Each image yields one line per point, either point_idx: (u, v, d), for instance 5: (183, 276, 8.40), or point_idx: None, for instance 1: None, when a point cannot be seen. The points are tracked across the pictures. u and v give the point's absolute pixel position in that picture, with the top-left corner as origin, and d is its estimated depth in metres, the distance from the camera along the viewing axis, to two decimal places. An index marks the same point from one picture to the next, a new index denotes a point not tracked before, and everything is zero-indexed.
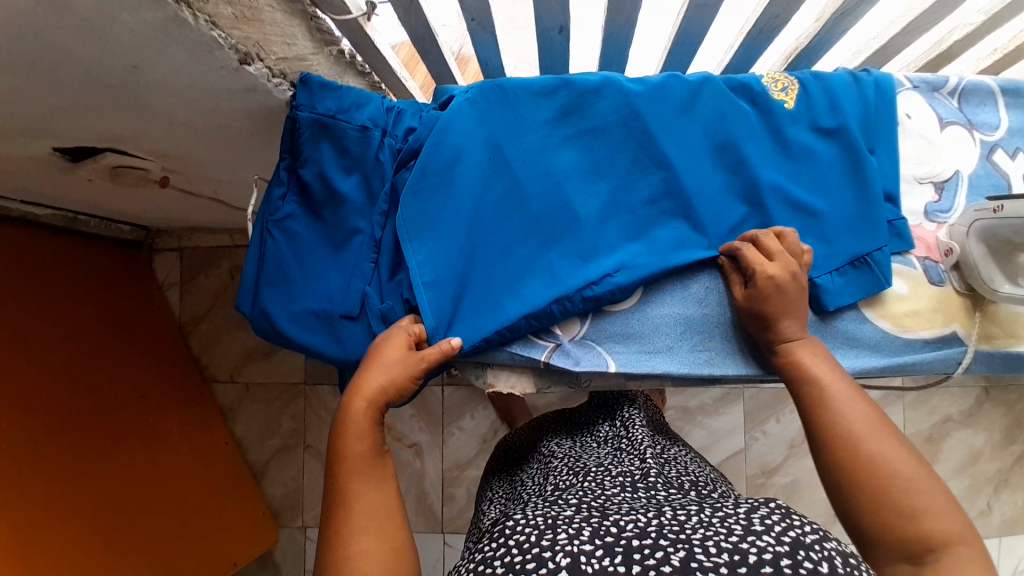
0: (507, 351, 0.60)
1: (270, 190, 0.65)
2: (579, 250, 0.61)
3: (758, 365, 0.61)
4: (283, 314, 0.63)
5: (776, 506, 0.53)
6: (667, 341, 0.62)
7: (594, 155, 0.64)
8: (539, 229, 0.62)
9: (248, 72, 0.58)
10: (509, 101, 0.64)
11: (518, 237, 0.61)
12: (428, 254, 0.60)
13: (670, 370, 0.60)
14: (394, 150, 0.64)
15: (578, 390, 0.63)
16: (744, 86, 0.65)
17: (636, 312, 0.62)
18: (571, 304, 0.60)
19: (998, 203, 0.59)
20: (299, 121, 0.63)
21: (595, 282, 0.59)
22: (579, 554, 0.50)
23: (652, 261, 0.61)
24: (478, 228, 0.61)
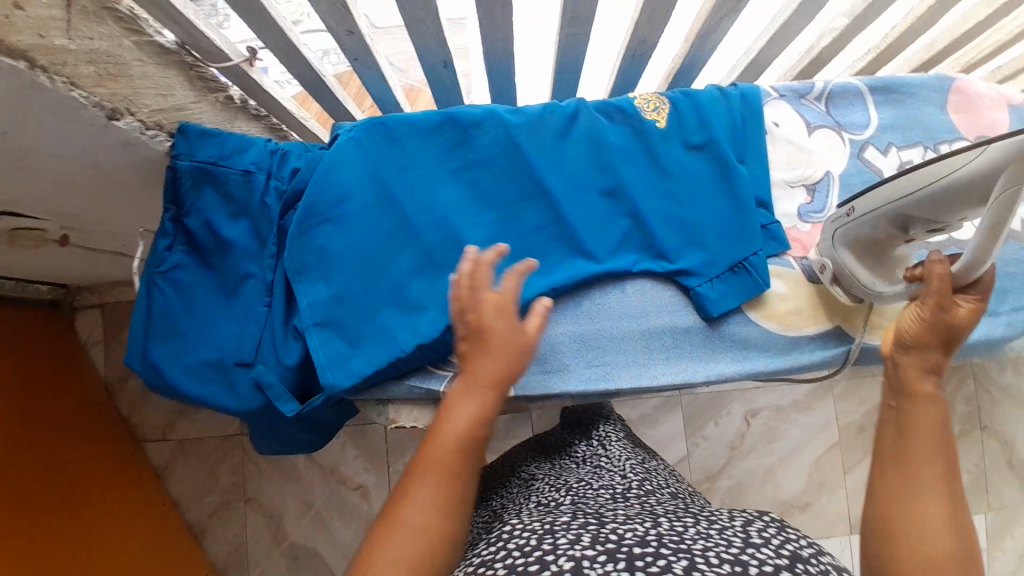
0: (400, 384, 0.62)
1: (155, 242, 0.64)
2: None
3: (653, 376, 0.63)
4: (174, 366, 0.62)
5: (770, 519, 0.57)
6: (565, 359, 0.62)
7: (478, 184, 0.65)
8: (428, 261, 0.63)
9: (119, 127, 0.58)
10: (392, 137, 0.65)
11: (407, 270, 0.63)
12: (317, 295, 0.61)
13: (568, 389, 0.61)
14: (281, 193, 0.64)
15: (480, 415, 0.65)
16: (621, 106, 0.67)
17: None
18: None
19: (848, 206, 0.61)
20: (180, 170, 0.62)
21: None
22: (582, 558, 0.50)
23: (540, 282, 0.62)
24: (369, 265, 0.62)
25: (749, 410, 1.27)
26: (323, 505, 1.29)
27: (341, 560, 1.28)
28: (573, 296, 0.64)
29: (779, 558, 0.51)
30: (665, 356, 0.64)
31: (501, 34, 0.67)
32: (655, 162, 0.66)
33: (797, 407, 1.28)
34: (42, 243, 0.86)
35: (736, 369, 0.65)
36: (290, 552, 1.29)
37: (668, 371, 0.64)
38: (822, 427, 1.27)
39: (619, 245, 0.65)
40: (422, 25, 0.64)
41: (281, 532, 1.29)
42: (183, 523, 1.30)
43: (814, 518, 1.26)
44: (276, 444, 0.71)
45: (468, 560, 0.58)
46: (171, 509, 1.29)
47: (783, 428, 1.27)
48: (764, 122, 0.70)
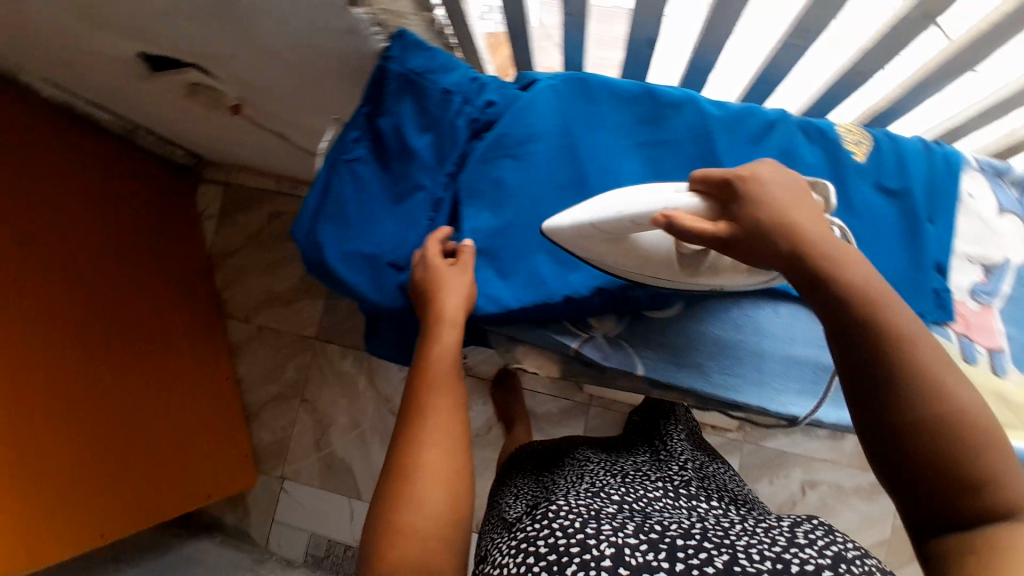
0: (535, 332, 0.62)
1: (346, 131, 0.68)
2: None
3: (784, 402, 0.63)
4: (332, 249, 0.64)
5: (819, 522, 0.57)
6: (698, 359, 0.63)
7: (660, 163, 0.66)
8: None
9: (353, 14, 0.60)
10: (591, 97, 0.66)
11: None
12: (484, 222, 0.62)
13: (696, 387, 0.62)
14: (472, 119, 0.65)
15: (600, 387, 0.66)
16: (820, 129, 0.66)
17: (675, 323, 0.64)
18: (611, 299, 0.62)
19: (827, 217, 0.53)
20: (388, 73, 0.66)
21: (641, 285, 0.62)
22: (624, 545, 0.53)
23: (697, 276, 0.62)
24: (541, 210, 0.63)
25: (808, 480, 1.24)
26: (369, 428, 1.33)
27: (370, 484, 1.31)
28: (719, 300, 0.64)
29: (823, 557, 0.51)
30: (800, 387, 0.63)
31: (725, 25, 0.66)
32: (839, 193, 0.66)
33: (858, 493, 1.23)
34: (217, 104, 0.91)
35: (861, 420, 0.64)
36: (325, 460, 1.33)
37: (800, 402, 0.63)
38: (879, 522, 1.22)
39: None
40: None
41: (323, 439, 1.34)
42: (240, 402, 1.36)
43: None
44: (391, 350, 0.74)
45: (515, 533, 0.59)
46: (233, 385, 1.36)
47: (838, 509, 1.23)
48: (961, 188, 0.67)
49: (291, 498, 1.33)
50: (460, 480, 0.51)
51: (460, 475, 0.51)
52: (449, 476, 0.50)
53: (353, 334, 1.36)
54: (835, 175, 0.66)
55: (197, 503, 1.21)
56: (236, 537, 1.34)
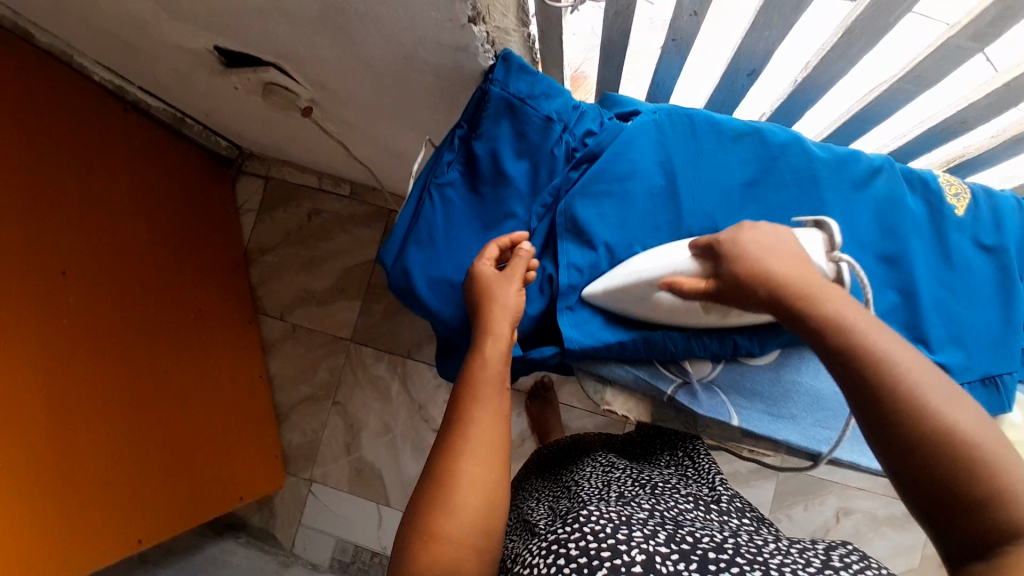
0: (629, 373, 0.62)
1: (440, 152, 0.66)
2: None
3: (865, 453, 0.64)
4: (420, 274, 0.63)
5: (854, 549, 0.54)
6: (793, 410, 0.62)
7: (763, 204, 0.64)
8: None
9: (469, 32, 0.58)
10: (695, 132, 0.64)
11: None
12: (580, 259, 0.61)
13: (791, 440, 0.62)
14: (569, 148, 0.65)
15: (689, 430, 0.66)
16: (920, 180, 0.65)
17: (769, 370, 0.63)
18: (713, 346, 0.61)
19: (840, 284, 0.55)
20: (488, 95, 0.63)
21: (746, 334, 0.61)
22: (655, 554, 0.51)
23: None
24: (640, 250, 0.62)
25: (842, 507, 1.24)
26: (401, 434, 1.31)
27: (400, 492, 1.30)
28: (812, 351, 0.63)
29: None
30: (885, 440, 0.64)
31: (839, 66, 0.64)
32: (940, 246, 0.64)
33: (892, 522, 1.24)
34: (289, 106, 0.88)
35: None
36: (355, 464, 1.31)
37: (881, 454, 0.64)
38: (909, 552, 1.23)
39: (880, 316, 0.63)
40: (768, 29, 0.62)
41: (354, 443, 1.32)
42: (271, 402, 1.34)
43: None
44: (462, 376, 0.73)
45: (545, 535, 0.57)
46: (265, 385, 1.33)
47: (870, 537, 1.24)
48: None
49: (318, 502, 1.31)
50: (500, 486, 0.49)
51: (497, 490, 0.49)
52: (490, 474, 0.49)
53: (387, 338, 1.34)
54: (934, 226, 0.65)
55: (231, 506, 1.19)
56: (261, 538, 1.32)
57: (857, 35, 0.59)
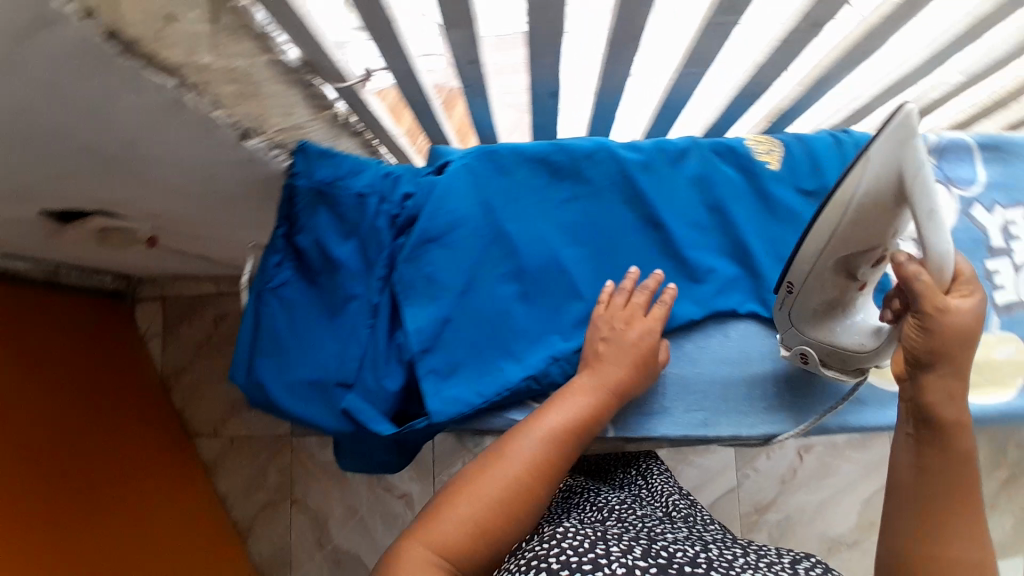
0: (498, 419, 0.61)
1: (265, 256, 0.64)
2: (575, 304, 0.64)
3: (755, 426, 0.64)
4: (277, 381, 0.63)
5: (815, 561, 0.56)
6: (665, 402, 0.64)
7: (585, 217, 0.65)
8: (537, 295, 0.63)
9: (246, 146, 0.58)
10: (502, 168, 0.65)
11: (515, 304, 0.63)
12: (426, 320, 0.60)
13: (669, 432, 0.63)
14: (391, 216, 0.64)
15: None
16: (729, 148, 0.66)
17: None
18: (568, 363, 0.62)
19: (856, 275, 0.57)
20: (296, 189, 0.63)
21: None
22: (635, 566, 0.50)
23: None
24: (482, 298, 0.62)
25: (802, 445, 1.28)
26: (368, 511, 1.29)
27: None
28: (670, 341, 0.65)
29: None
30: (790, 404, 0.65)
31: (622, 70, 0.66)
32: (761, 208, 0.66)
33: (851, 444, 1.29)
34: (132, 242, 0.88)
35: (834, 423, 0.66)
36: (333, 555, 1.29)
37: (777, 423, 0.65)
38: (877, 466, 1.28)
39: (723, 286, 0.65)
40: (544, 57, 0.64)
41: (325, 536, 1.30)
42: (229, 520, 1.31)
43: (865, 556, 1.26)
44: (361, 462, 0.71)
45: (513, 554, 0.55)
46: (218, 506, 1.30)
47: (837, 465, 1.28)
48: None
49: None
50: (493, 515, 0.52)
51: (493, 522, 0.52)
52: (484, 506, 0.52)
53: None
54: (751, 189, 0.67)
55: None
56: None
57: (619, 43, 0.60)
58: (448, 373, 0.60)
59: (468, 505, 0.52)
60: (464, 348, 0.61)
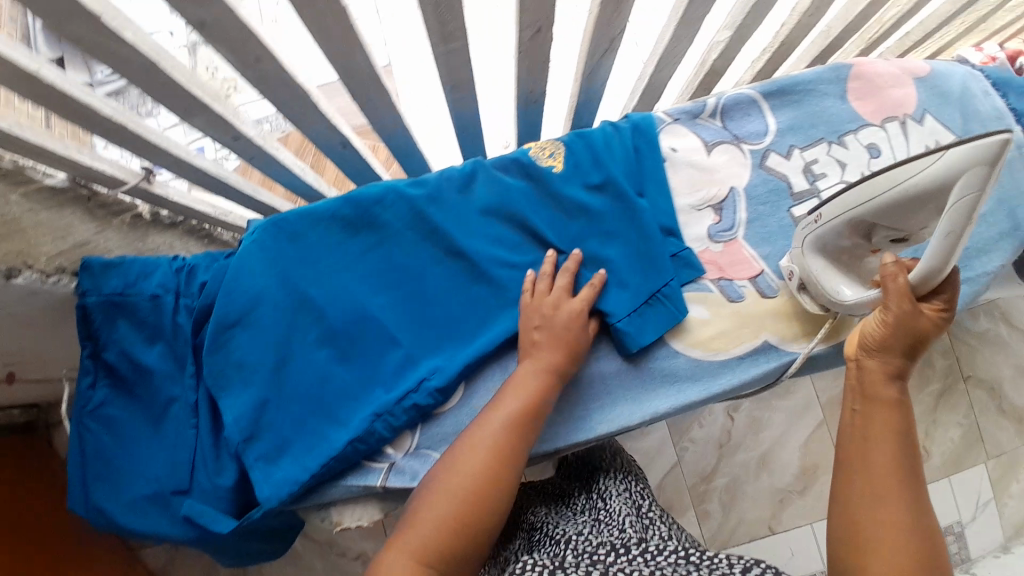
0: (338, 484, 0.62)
1: (77, 381, 0.63)
2: (396, 351, 0.64)
3: (615, 420, 0.66)
4: (114, 504, 0.61)
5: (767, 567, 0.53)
6: None
7: (387, 264, 0.65)
8: (354, 352, 0.63)
9: (17, 282, 0.59)
10: (294, 235, 0.64)
11: (332, 366, 0.62)
12: (243, 407, 0.60)
13: None
14: (192, 309, 0.63)
15: None
16: (512, 162, 0.68)
17: (461, 406, 0.64)
18: (393, 415, 0.61)
19: (817, 212, 0.62)
20: (88, 307, 0.62)
21: (413, 389, 0.62)
22: None
23: (459, 355, 0.63)
24: (299, 368, 0.62)
25: (730, 406, 1.30)
26: None
27: None
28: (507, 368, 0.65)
29: None
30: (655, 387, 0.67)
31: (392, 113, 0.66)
32: (556, 214, 0.68)
33: (776, 394, 1.32)
34: None
35: (669, 404, 0.67)
36: None
37: (651, 405, 0.67)
38: (806, 408, 1.32)
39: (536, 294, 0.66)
40: (307, 120, 0.64)
41: None
42: None
43: (816, 500, 1.29)
44: (237, 559, 0.69)
45: None
46: None
47: (768, 417, 1.31)
48: (661, 148, 0.72)
49: None
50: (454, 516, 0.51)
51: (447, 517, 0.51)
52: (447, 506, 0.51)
53: None
54: (542, 196, 0.68)
55: None
56: None
57: (366, 92, 0.60)
58: (275, 454, 0.60)
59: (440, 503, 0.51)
60: (287, 421, 0.61)
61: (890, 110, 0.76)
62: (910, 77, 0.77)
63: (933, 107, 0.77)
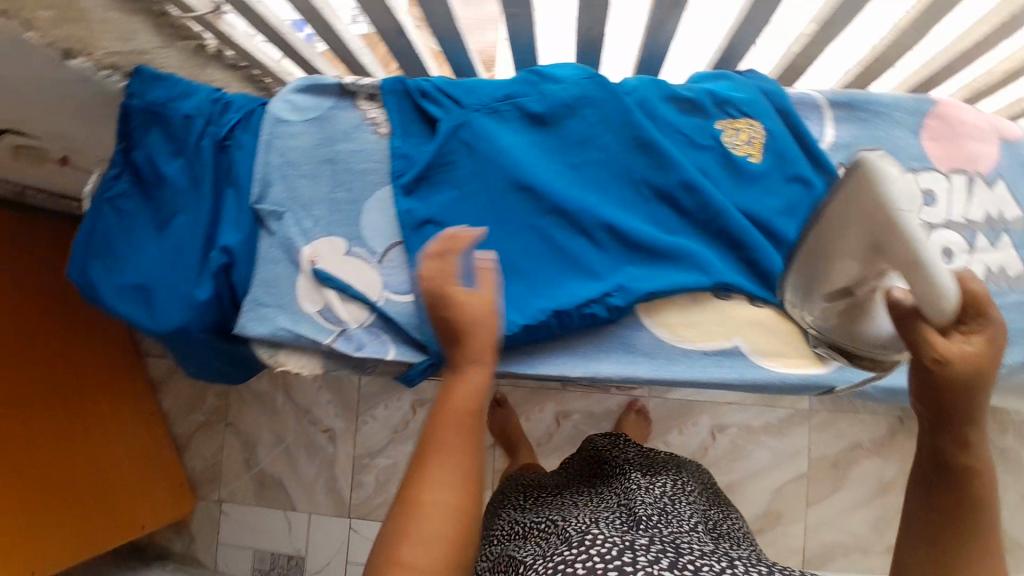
0: (539, 364, 0.64)
1: (106, 170, 0.70)
2: (592, 248, 0.65)
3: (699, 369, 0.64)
4: (106, 283, 0.68)
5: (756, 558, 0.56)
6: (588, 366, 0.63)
7: (591, 164, 0.66)
8: (538, 247, 0.65)
9: (73, 66, 0.64)
10: (500, 115, 0.67)
11: (517, 249, 0.65)
12: (428, 265, 0.65)
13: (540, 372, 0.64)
14: (218, 139, 0.68)
15: (364, 374, 0.68)
16: (697, 107, 0.67)
17: (594, 337, 0.64)
18: (567, 319, 0.62)
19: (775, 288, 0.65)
20: (131, 109, 0.68)
21: (591, 302, 0.62)
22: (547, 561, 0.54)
23: (642, 282, 0.63)
24: (475, 244, 0.65)
25: (716, 424, 1.28)
26: (294, 441, 1.38)
27: (304, 497, 1.37)
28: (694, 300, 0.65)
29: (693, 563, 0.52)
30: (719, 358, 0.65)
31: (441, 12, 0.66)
32: (728, 161, 0.67)
33: (767, 430, 1.28)
34: (44, 161, 0.93)
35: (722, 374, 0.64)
36: (258, 478, 1.38)
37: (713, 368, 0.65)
38: (791, 455, 1.27)
39: (711, 236, 0.66)
40: None
41: (252, 458, 1.39)
42: (169, 435, 1.41)
43: (767, 544, 1.26)
44: (202, 371, 0.77)
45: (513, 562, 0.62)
46: (161, 422, 1.40)
47: (748, 448, 1.27)
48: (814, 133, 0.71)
49: (231, 519, 1.38)
50: (451, 503, 0.46)
51: (457, 499, 0.46)
52: (443, 515, 0.46)
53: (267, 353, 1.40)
54: (728, 154, 0.67)
55: (133, 535, 1.27)
56: (185, 563, 1.39)
57: None
58: (453, 322, 0.63)
59: (430, 515, 0.45)
60: (265, 262, 0.66)
61: (960, 161, 0.72)
62: (996, 137, 0.72)
63: (1010, 176, 0.72)
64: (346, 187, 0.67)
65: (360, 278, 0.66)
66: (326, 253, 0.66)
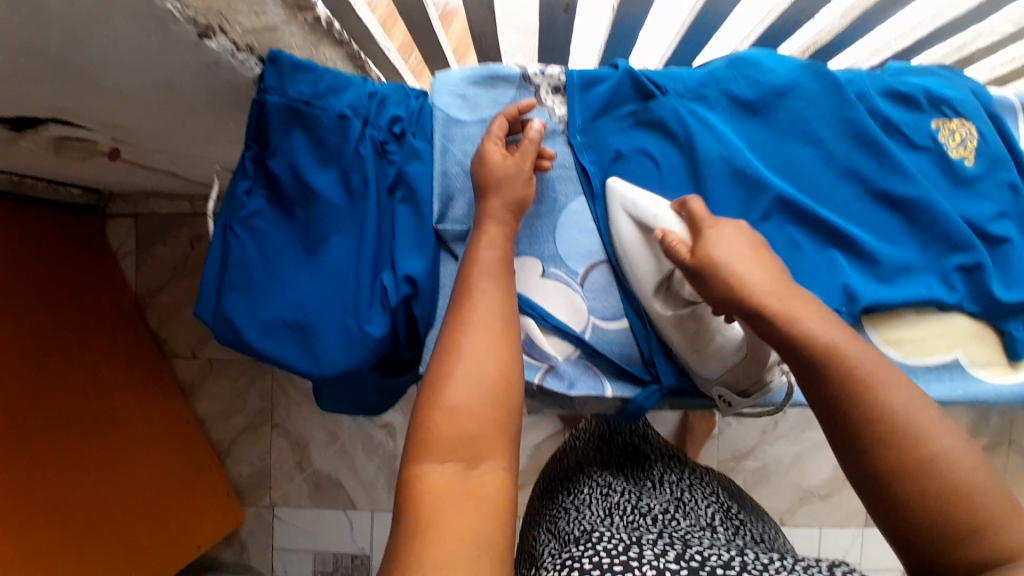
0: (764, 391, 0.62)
1: (234, 182, 0.57)
2: (818, 253, 0.60)
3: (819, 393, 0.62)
4: (248, 321, 0.56)
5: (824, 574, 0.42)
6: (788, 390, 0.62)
7: (810, 162, 0.61)
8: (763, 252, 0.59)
9: (209, 47, 0.48)
10: (707, 102, 0.61)
11: None
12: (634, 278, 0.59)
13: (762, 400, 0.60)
14: (377, 143, 0.57)
15: (569, 410, 0.62)
16: (907, 99, 0.63)
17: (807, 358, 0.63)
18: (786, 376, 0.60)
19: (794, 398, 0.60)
20: (266, 106, 0.54)
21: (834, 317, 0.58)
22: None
23: (878, 294, 0.59)
24: None
25: None
26: (349, 439, 1.29)
27: (365, 494, 1.29)
28: (919, 309, 0.62)
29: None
30: None
31: None
32: (944, 162, 0.63)
33: None
34: (92, 153, 0.79)
35: None
36: (312, 480, 1.30)
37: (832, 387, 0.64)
38: None
39: (930, 239, 0.61)
40: None
41: (305, 460, 1.30)
42: (208, 442, 1.30)
43: (833, 508, 1.28)
44: (345, 403, 0.70)
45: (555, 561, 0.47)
46: (197, 428, 1.29)
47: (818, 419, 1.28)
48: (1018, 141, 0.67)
49: (285, 524, 1.30)
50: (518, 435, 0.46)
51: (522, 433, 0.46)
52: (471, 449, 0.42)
53: None
54: (940, 154, 0.63)
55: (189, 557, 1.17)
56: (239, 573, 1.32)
57: None
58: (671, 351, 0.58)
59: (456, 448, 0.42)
60: (450, 292, 0.59)
61: None
62: None
63: None
64: (538, 199, 0.60)
65: (563, 304, 0.59)
66: (522, 278, 0.59)
